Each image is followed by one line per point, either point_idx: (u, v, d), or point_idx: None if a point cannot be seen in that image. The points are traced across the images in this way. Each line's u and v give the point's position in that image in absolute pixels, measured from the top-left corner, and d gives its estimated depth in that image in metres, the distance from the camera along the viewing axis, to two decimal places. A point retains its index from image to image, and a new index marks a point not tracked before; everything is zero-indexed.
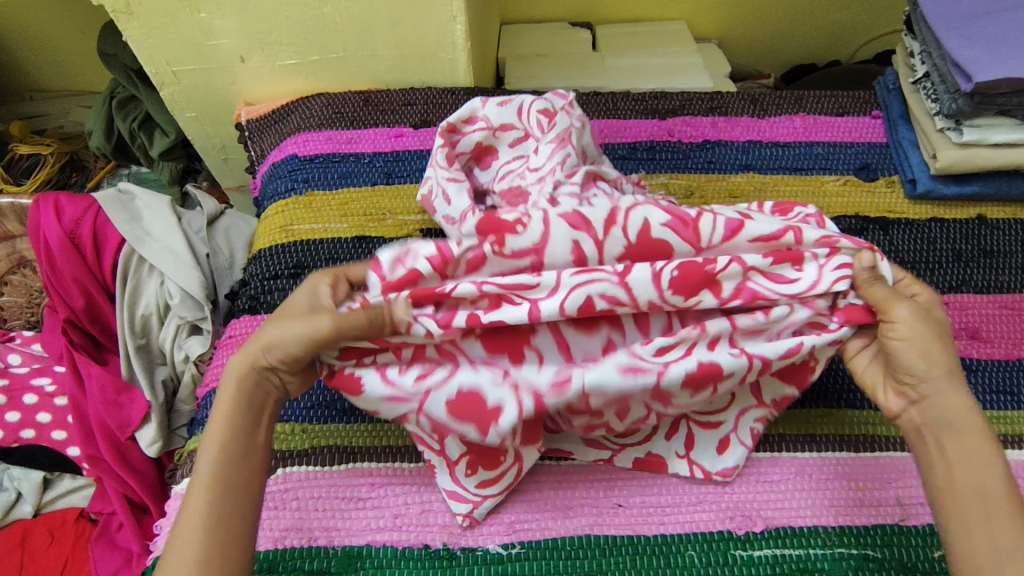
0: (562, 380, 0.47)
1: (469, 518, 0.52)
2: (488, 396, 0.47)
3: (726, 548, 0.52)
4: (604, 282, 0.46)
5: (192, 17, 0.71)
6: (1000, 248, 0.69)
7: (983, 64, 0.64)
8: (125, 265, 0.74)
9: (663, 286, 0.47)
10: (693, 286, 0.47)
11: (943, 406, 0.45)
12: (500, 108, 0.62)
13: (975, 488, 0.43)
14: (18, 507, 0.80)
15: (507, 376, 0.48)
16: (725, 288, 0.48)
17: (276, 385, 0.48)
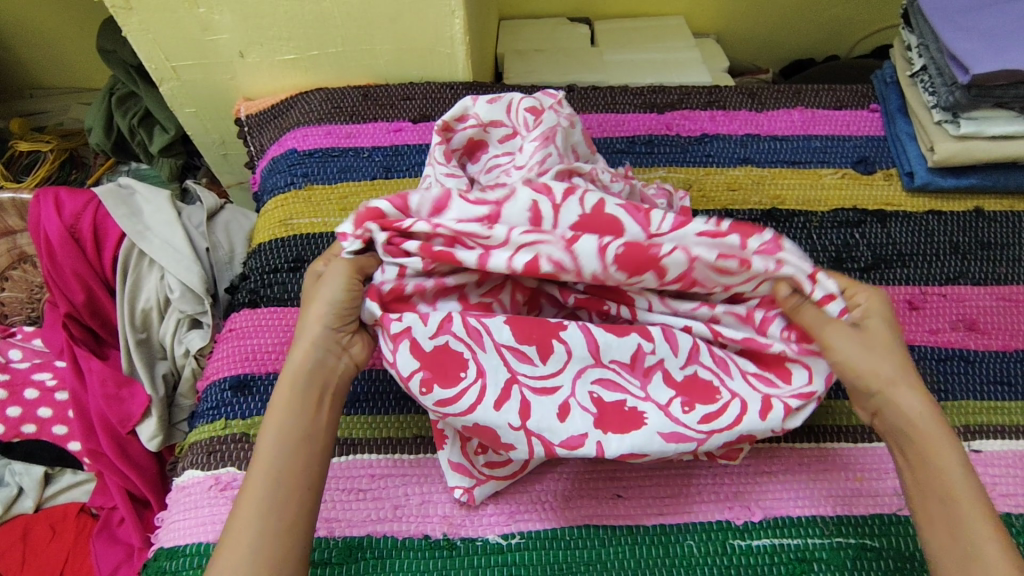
0: (575, 437, 0.46)
1: (469, 494, 0.52)
2: (501, 434, 0.46)
3: (725, 538, 0.52)
4: (552, 246, 0.46)
5: (191, 12, 0.71)
6: (998, 240, 0.69)
7: (980, 56, 0.64)
8: (126, 259, 0.75)
9: (607, 257, 0.46)
10: (639, 265, 0.46)
11: (896, 414, 0.46)
12: (490, 105, 0.60)
13: (936, 496, 0.43)
14: (20, 502, 0.80)
15: (523, 423, 0.46)
16: (669, 271, 0.47)
17: (338, 354, 0.49)
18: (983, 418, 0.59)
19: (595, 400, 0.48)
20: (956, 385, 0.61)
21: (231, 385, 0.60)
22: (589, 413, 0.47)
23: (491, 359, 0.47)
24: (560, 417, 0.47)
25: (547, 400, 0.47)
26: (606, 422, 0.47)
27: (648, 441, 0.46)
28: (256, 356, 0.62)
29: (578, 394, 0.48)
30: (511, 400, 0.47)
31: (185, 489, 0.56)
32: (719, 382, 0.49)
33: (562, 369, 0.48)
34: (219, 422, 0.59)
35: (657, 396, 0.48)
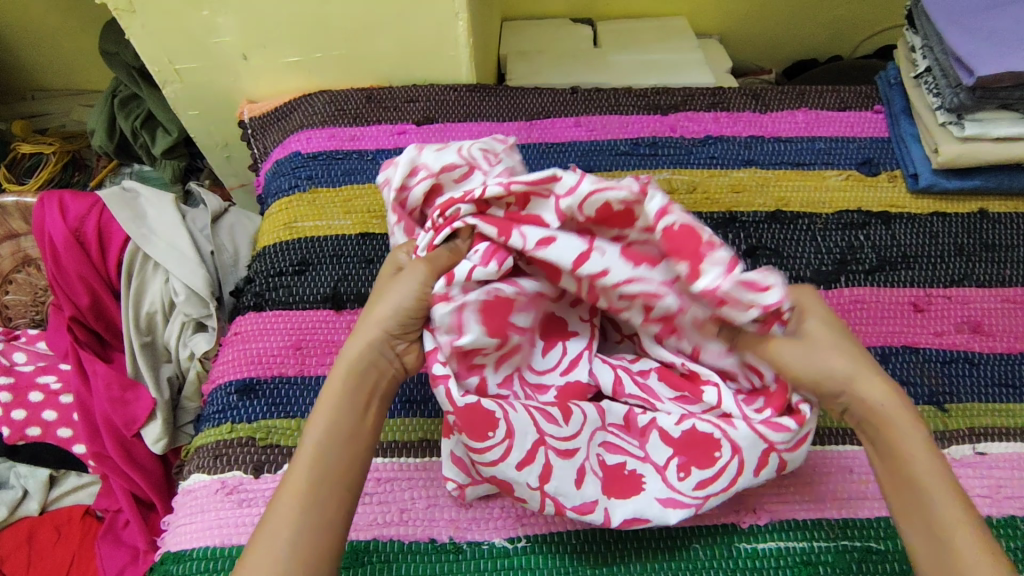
0: (587, 503, 0.48)
1: (461, 491, 0.52)
2: (517, 489, 0.48)
3: (731, 541, 0.53)
4: (625, 195, 0.47)
5: (195, 15, 0.71)
6: (1001, 242, 0.69)
7: (985, 57, 0.64)
8: (130, 262, 0.75)
9: (659, 217, 0.46)
10: (682, 251, 0.45)
11: (857, 400, 0.46)
12: (437, 154, 0.56)
13: (910, 485, 0.43)
14: (25, 504, 0.80)
15: (541, 485, 0.48)
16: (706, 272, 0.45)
17: (391, 360, 0.49)
18: (986, 420, 0.59)
19: (602, 463, 0.50)
20: (961, 387, 0.61)
21: (237, 389, 0.60)
22: (598, 478, 0.49)
23: (520, 418, 0.48)
24: (578, 483, 0.49)
25: (568, 463, 0.49)
26: (613, 488, 0.49)
27: (645, 506, 0.48)
28: (262, 359, 0.62)
29: (591, 457, 0.50)
30: (534, 462, 0.48)
31: (192, 493, 0.56)
32: (720, 434, 0.49)
33: (580, 431, 0.50)
34: (225, 426, 0.59)
35: (655, 457, 0.50)
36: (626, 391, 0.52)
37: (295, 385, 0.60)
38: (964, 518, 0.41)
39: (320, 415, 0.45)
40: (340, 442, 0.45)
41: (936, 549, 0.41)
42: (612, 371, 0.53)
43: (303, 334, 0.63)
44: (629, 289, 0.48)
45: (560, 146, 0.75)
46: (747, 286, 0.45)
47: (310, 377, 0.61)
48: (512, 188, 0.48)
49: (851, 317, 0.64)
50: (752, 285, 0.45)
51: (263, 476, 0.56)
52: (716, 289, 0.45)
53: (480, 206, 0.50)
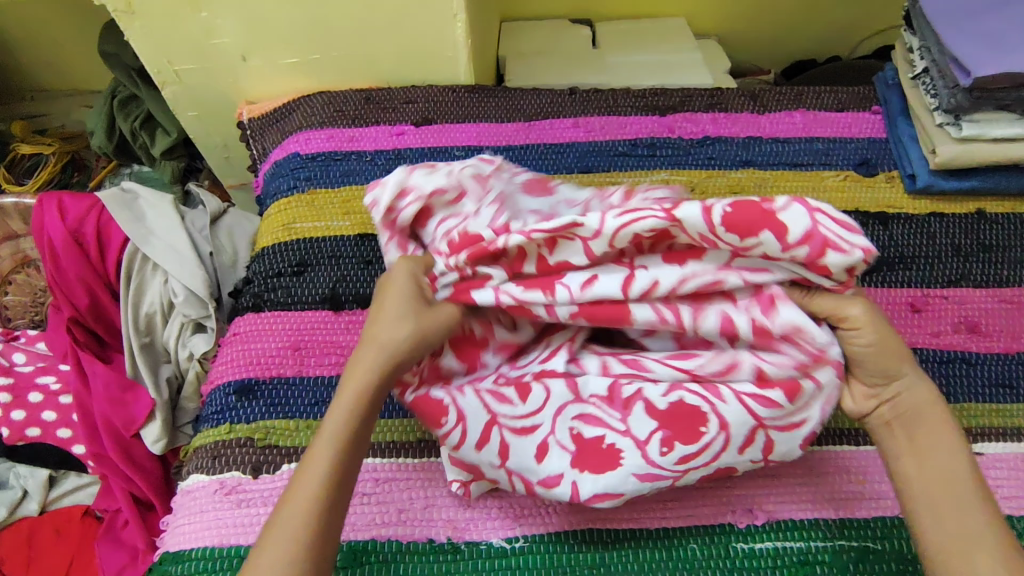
0: (552, 477, 0.49)
1: (465, 487, 0.53)
2: (485, 468, 0.50)
3: (728, 541, 0.53)
4: (655, 221, 0.46)
5: (194, 16, 0.71)
6: (999, 243, 0.69)
7: (983, 58, 0.64)
8: (129, 264, 0.75)
9: (711, 220, 0.45)
10: (750, 228, 0.44)
11: (912, 395, 0.47)
12: (427, 175, 0.56)
13: (946, 480, 0.44)
14: (25, 504, 0.80)
15: (503, 463, 0.50)
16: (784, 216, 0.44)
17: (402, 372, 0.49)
18: (984, 420, 0.59)
19: (574, 436, 0.49)
20: (959, 388, 0.61)
21: (235, 389, 0.61)
22: (568, 451, 0.49)
23: (471, 403, 0.50)
24: (538, 457, 0.49)
25: (527, 439, 0.50)
26: (584, 460, 0.49)
27: (621, 481, 0.47)
28: (260, 360, 0.62)
29: (558, 431, 0.50)
30: (491, 441, 0.50)
31: (191, 493, 0.56)
32: (708, 408, 0.48)
33: (541, 408, 0.50)
34: (223, 427, 0.59)
35: (637, 430, 0.48)
36: (613, 371, 0.51)
37: (294, 386, 0.61)
38: (988, 517, 0.43)
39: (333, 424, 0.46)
40: (355, 451, 0.45)
41: (959, 539, 0.42)
42: (597, 358, 0.52)
43: (301, 335, 0.63)
44: (690, 289, 0.47)
45: (558, 147, 0.75)
46: (837, 246, 0.44)
47: (308, 377, 0.61)
48: (534, 237, 0.49)
49: None
50: (838, 247, 0.44)
51: (262, 477, 0.56)
52: (809, 245, 0.44)
53: (512, 262, 0.51)
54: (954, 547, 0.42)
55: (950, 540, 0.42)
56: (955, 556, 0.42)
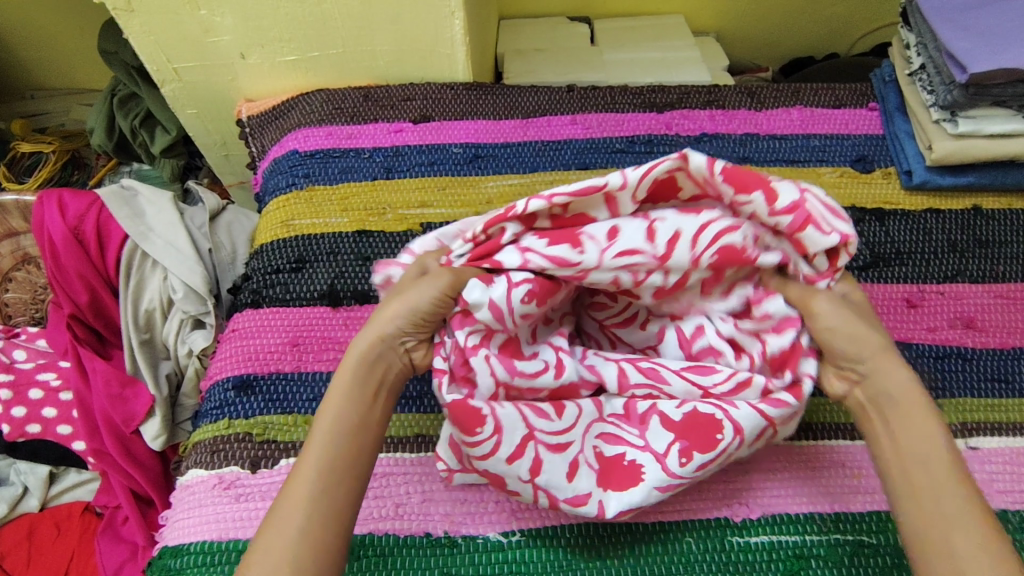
0: (580, 495, 0.49)
1: (449, 473, 0.53)
2: (510, 483, 0.49)
3: (723, 535, 0.53)
4: (671, 166, 0.46)
5: (192, 14, 0.72)
6: (995, 239, 0.69)
7: (978, 55, 0.64)
8: (129, 261, 0.75)
9: (713, 168, 0.46)
10: (749, 186, 0.46)
11: (885, 381, 0.47)
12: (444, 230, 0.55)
13: (920, 464, 0.44)
14: (26, 500, 0.81)
15: (532, 478, 0.48)
16: (782, 197, 0.46)
17: (400, 354, 0.50)
18: (979, 415, 0.60)
19: (597, 454, 0.50)
20: (953, 383, 0.61)
21: (234, 385, 0.61)
22: (593, 470, 0.50)
23: (509, 414, 0.48)
24: (569, 476, 0.49)
25: (560, 456, 0.49)
26: (608, 478, 0.50)
27: (645, 494, 0.48)
28: (259, 356, 0.62)
29: (586, 449, 0.50)
30: (524, 457, 0.48)
31: (190, 488, 0.56)
32: (722, 415, 0.48)
33: (573, 425, 0.50)
34: (222, 422, 0.59)
35: (655, 444, 0.49)
36: (630, 381, 0.51)
37: (292, 381, 0.61)
38: (968, 503, 0.42)
39: (332, 407, 0.47)
40: (350, 427, 0.46)
41: (932, 522, 0.42)
42: (615, 367, 0.51)
43: (299, 331, 0.64)
44: (708, 241, 0.46)
45: (556, 144, 0.75)
46: (817, 224, 0.46)
47: (307, 373, 0.61)
48: (556, 199, 0.48)
49: None
50: (819, 226, 0.46)
51: (260, 472, 0.56)
52: (794, 215, 0.46)
53: (527, 222, 0.50)
54: (937, 532, 0.41)
55: (923, 528, 0.42)
56: (943, 542, 0.41)
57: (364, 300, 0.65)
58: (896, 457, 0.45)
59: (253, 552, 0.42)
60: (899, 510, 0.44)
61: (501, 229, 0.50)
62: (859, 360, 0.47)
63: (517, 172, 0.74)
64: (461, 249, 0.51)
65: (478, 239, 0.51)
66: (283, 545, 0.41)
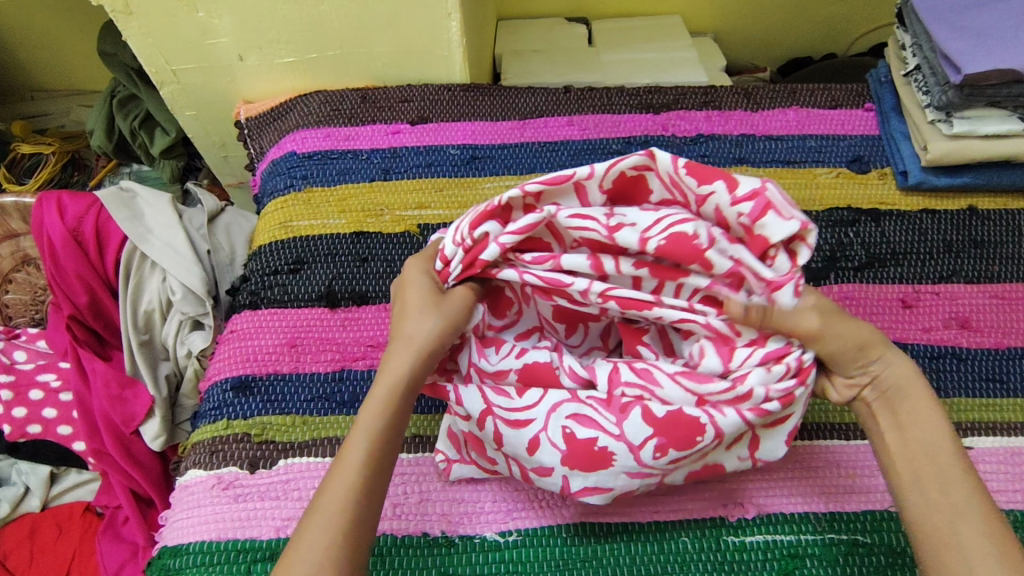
0: (544, 467, 0.49)
1: (448, 464, 0.54)
2: (487, 448, 0.52)
3: (719, 534, 0.53)
4: (637, 161, 0.49)
5: (190, 16, 0.72)
6: (990, 239, 0.69)
7: (972, 55, 0.64)
8: (128, 262, 0.75)
9: (676, 164, 0.48)
10: (705, 178, 0.48)
11: (893, 375, 0.47)
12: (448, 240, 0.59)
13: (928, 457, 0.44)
14: (27, 500, 0.82)
15: (499, 448, 0.51)
16: (741, 185, 0.47)
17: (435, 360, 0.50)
18: (974, 415, 0.60)
19: (567, 436, 0.49)
20: (948, 383, 0.62)
21: (233, 385, 0.61)
22: (558, 450, 0.49)
23: (472, 392, 0.51)
24: (530, 450, 0.49)
25: (518, 432, 0.50)
26: (573, 459, 0.48)
27: (613, 477, 0.48)
28: (257, 357, 0.63)
29: (550, 427, 0.49)
30: (486, 429, 0.50)
31: (189, 488, 0.57)
32: (706, 420, 0.47)
33: (537, 403, 0.50)
34: (221, 422, 0.60)
35: (631, 435, 0.47)
36: (621, 379, 0.49)
37: (290, 382, 0.61)
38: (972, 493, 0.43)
39: (371, 412, 0.47)
40: (387, 440, 0.46)
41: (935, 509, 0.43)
42: (609, 366, 0.51)
43: (298, 332, 0.64)
44: (661, 229, 0.48)
45: (553, 145, 0.76)
46: (777, 210, 0.46)
47: (305, 374, 0.62)
48: (528, 189, 0.50)
49: None
50: (779, 211, 0.46)
51: (259, 472, 0.56)
52: (754, 203, 0.46)
53: (503, 216, 0.52)
54: (942, 518, 0.42)
55: (928, 517, 0.43)
56: (948, 526, 0.42)
57: (362, 301, 0.66)
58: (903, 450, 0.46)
59: (289, 558, 0.41)
60: (904, 500, 0.44)
61: (485, 234, 0.50)
62: (869, 359, 0.48)
63: (513, 173, 0.74)
64: (452, 254, 0.52)
65: (467, 245, 0.51)
66: (322, 551, 0.41)
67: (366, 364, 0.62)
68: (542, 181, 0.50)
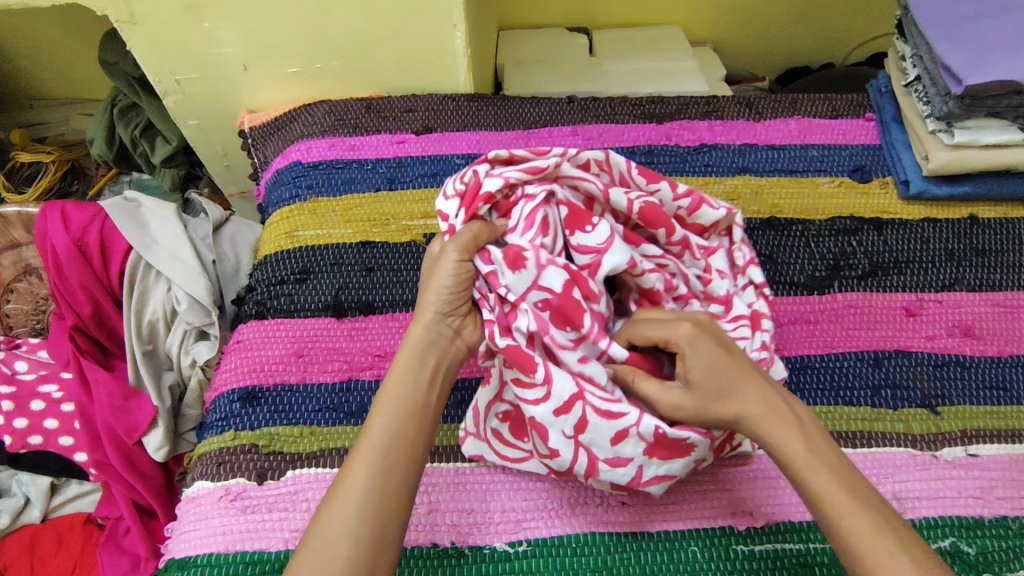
0: (621, 458, 0.50)
1: (464, 434, 0.57)
2: (552, 435, 0.50)
3: (728, 543, 0.53)
4: (598, 155, 0.57)
5: (195, 26, 0.72)
6: (992, 247, 0.70)
7: (973, 67, 0.65)
8: (133, 271, 0.75)
9: (629, 165, 0.58)
10: (652, 176, 0.58)
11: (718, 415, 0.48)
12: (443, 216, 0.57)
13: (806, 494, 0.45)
14: (27, 512, 0.82)
15: (575, 434, 0.50)
16: (680, 186, 0.58)
17: (449, 335, 0.52)
18: (979, 422, 0.60)
19: (658, 432, 0.49)
20: (952, 389, 0.62)
21: (240, 396, 0.61)
22: (644, 441, 0.49)
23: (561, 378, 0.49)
24: (614, 441, 0.49)
25: (609, 424, 0.49)
26: (655, 449, 0.50)
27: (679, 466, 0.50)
28: (263, 367, 0.63)
29: (644, 423, 0.49)
30: (571, 413, 0.49)
31: (196, 500, 0.56)
32: None
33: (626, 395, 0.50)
34: (228, 433, 0.59)
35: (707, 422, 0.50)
36: None
37: (297, 393, 0.61)
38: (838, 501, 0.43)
39: (393, 385, 0.49)
40: (409, 410, 0.48)
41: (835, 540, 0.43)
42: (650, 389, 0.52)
43: (305, 342, 0.64)
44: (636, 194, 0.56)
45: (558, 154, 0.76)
46: (711, 204, 0.58)
47: (312, 385, 0.62)
48: (514, 154, 0.56)
49: (844, 322, 0.65)
50: (710, 204, 0.58)
51: (266, 483, 0.56)
52: (691, 199, 0.58)
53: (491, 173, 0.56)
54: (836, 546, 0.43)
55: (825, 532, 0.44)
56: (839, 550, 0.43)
57: (369, 311, 0.66)
58: (796, 489, 0.46)
59: (306, 544, 0.43)
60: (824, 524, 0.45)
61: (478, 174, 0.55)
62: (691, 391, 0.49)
63: None
64: (453, 207, 0.55)
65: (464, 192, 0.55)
66: (338, 528, 0.43)
67: (375, 374, 0.62)
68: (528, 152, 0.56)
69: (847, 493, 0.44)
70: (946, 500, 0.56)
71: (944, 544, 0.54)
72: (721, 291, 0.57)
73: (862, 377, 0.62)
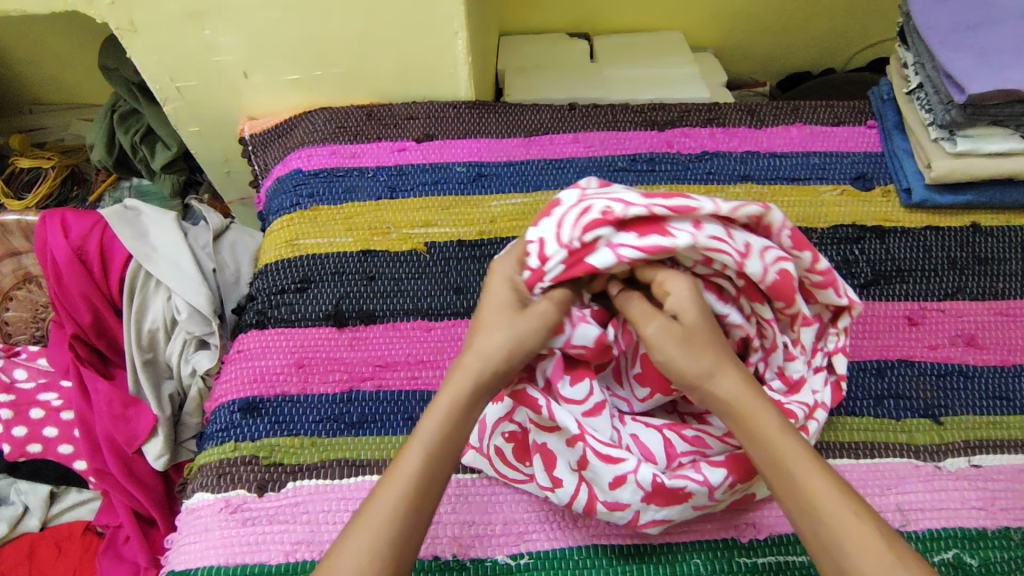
0: (619, 503, 0.49)
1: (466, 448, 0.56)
2: (557, 467, 0.52)
3: (731, 556, 0.53)
4: (756, 212, 0.51)
5: (196, 34, 0.72)
6: (994, 256, 0.70)
7: (975, 75, 0.65)
8: (133, 280, 0.75)
9: (784, 225, 0.52)
10: (801, 245, 0.53)
11: (715, 400, 0.47)
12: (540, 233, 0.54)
13: (790, 488, 0.43)
14: (26, 521, 0.81)
15: (579, 470, 0.51)
16: (822, 262, 0.54)
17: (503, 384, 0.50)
18: (981, 432, 0.60)
19: (655, 481, 0.49)
20: (955, 399, 0.62)
21: (240, 407, 0.61)
22: (643, 489, 0.49)
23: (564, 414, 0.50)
24: (613, 485, 0.49)
25: (608, 467, 0.49)
26: (654, 497, 0.49)
27: (682, 513, 0.50)
28: (264, 377, 0.62)
29: (642, 471, 0.49)
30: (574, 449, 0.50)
31: (196, 512, 0.56)
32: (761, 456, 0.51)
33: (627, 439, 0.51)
34: (228, 444, 0.59)
35: (711, 479, 0.49)
36: (676, 451, 0.52)
37: (297, 403, 0.61)
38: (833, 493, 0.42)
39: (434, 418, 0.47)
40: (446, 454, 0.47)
41: (810, 519, 0.42)
42: (660, 438, 0.52)
43: (306, 352, 0.64)
44: (772, 259, 0.51)
45: (559, 162, 0.76)
46: (837, 291, 0.55)
47: (312, 395, 0.61)
48: (653, 211, 0.50)
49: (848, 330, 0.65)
50: (838, 290, 0.55)
51: (267, 494, 0.56)
52: (824, 278, 0.54)
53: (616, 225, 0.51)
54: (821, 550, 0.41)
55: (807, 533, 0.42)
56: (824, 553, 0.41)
57: (369, 320, 0.65)
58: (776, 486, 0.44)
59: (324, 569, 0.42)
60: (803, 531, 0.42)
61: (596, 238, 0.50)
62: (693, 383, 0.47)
63: (520, 190, 0.74)
64: (554, 258, 0.51)
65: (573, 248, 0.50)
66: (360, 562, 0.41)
67: (376, 384, 0.62)
68: (665, 207, 0.50)
69: (835, 489, 0.42)
70: (949, 511, 0.56)
71: (947, 556, 0.53)
72: (795, 374, 0.56)
73: (865, 388, 0.62)
